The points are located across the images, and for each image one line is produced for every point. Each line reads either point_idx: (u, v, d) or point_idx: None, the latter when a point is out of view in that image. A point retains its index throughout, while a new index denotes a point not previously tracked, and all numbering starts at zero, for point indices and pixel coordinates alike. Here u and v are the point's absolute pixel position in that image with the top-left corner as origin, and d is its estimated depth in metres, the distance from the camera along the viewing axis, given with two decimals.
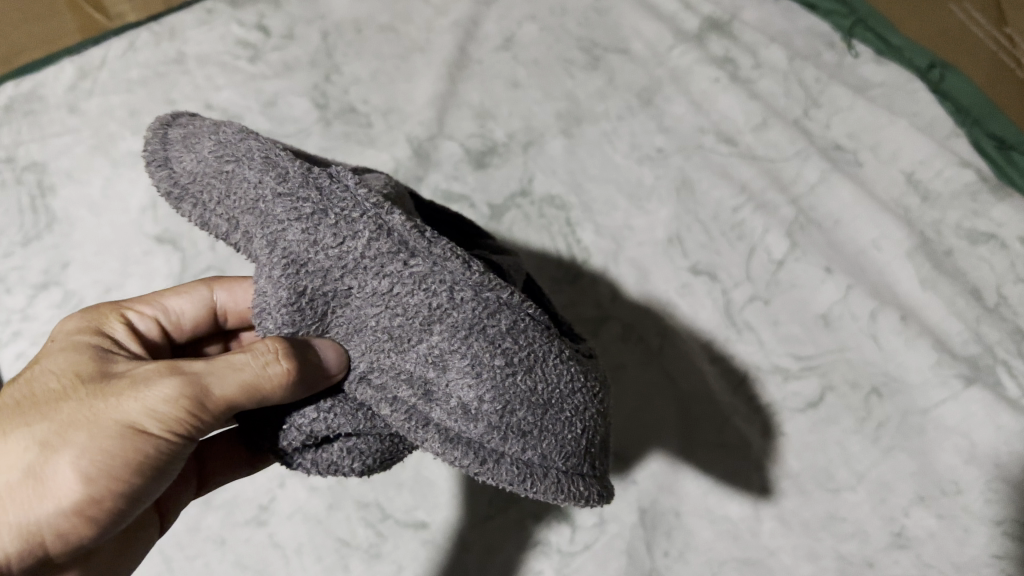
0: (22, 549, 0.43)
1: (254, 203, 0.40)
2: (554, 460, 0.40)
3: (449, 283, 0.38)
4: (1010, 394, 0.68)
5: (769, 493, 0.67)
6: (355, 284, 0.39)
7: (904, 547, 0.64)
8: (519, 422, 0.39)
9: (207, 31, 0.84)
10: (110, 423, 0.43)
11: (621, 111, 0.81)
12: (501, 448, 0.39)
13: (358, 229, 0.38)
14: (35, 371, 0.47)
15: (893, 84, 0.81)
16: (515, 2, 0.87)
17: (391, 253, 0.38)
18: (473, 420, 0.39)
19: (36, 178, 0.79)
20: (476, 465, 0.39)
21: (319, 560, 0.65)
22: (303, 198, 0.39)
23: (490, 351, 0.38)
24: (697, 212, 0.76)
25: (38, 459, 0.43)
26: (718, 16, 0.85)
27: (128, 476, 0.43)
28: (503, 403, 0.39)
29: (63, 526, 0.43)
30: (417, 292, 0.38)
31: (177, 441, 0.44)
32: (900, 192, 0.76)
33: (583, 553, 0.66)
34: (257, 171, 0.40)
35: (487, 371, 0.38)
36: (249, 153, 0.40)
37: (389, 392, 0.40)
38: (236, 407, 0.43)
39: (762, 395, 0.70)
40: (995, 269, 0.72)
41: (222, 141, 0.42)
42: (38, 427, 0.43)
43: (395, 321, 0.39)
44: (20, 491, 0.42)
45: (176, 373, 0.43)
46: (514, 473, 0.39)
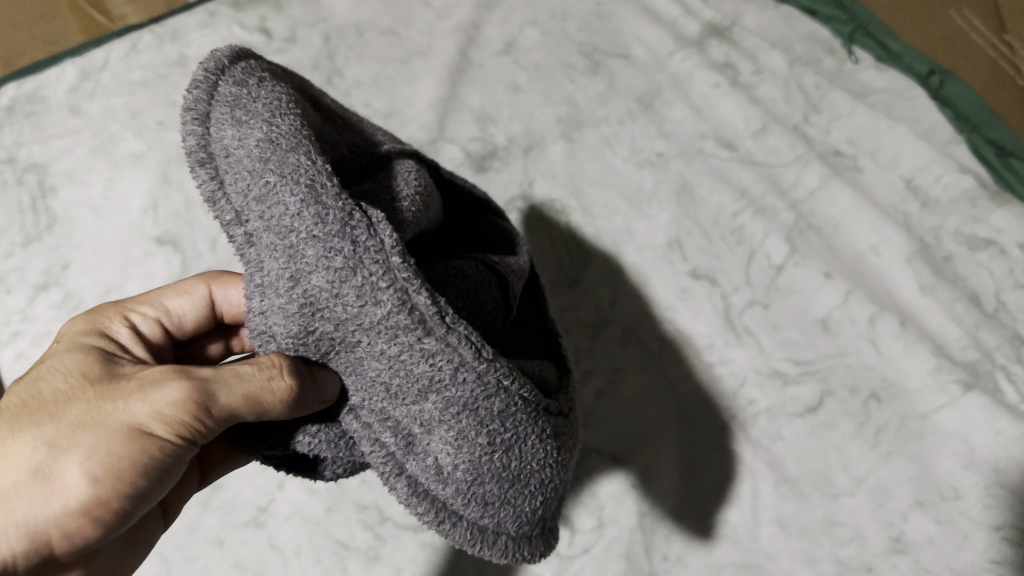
0: (29, 549, 0.43)
1: (282, 228, 0.37)
2: (506, 527, 0.43)
3: (456, 364, 0.37)
4: (1009, 400, 0.68)
5: (769, 498, 0.67)
6: (363, 340, 0.38)
7: (903, 552, 0.64)
8: (485, 494, 0.41)
9: (209, 34, 0.84)
10: (117, 424, 0.43)
11: (621, 116, 0.82)
12: (461, 511, 0.42)
13: (381, 298, 0.36)
14: (42, 371, 0.47)
15: (892, 90, 0.81)
16: (516, 7, 0.87)
17: (408, 328, 0.37)
18: (444, 482, 0.41)
19: (37, 179, 0.79)
20: (434, 523, 0.42)
21: (318, 562, 0.65)
22: (336, 250, 0.36)
23: (477, 430, 0.39)
24: (697, 217, 0.77)
25: (45, 459, 0.43)
26: (719, 22, 0.86)
27: (134, 478, 0.44)
28: (474, 475, 0.40)
29: (69, 527, 0.43)
30: (421, 363, 0.37)
31: (181, 444, 0.44)
32: (900, 198, 0.76)
33: (582, 557, 0.66)
34: (297, 200, 0.37)
35: (468, 446, 0.39)
36: (294, 171, 0.37)
37: (374, 433, 0.42)
38: (240, 415, 0.43)
39: (762, 398, 0.70)
40: (994, 275, 0.72)
41: (271, 140, 0.38)
42: (45, 428, 0.43)
43: (395, 379, 0.39)
44: (26, 492, 0.42)
45: (183, 378, 0.44)
46: (467, 536, 0.42)
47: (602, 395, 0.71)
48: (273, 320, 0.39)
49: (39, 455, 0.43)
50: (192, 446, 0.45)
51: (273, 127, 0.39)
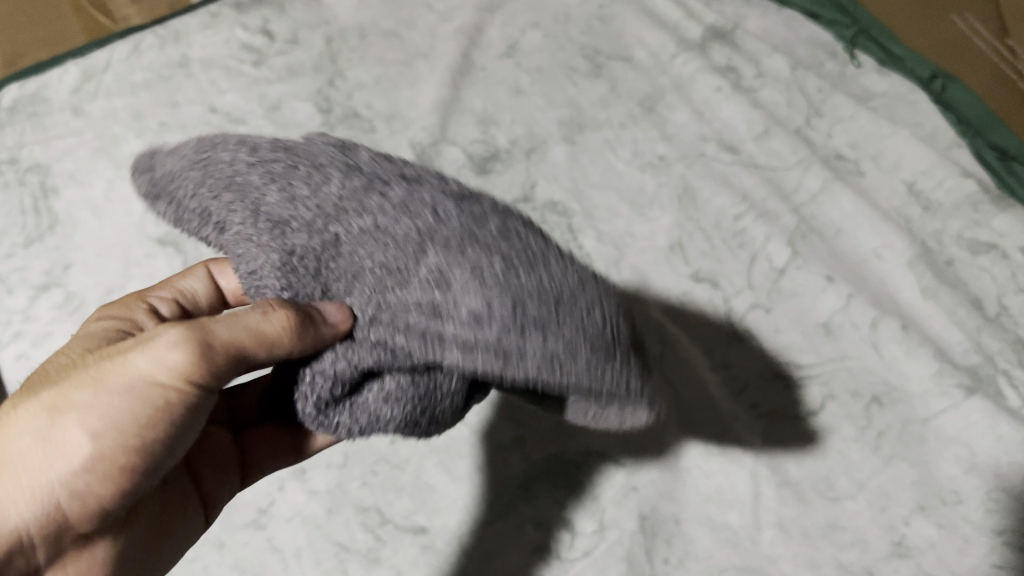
0: (44, 515, 0.44)
1: (231, 181, 0.45)
2: (577, 341, 0.40)
3: (427, 203, 0.42)
4: (1011, 404, 0.68)
5: (770, 502, 0.67)
6: (342, 228, 0.43)
7: (904, 556, 0.64)
8: (534, 314, 0.40)
9: (211, 35, 0.84)
10: (117, 380, 0.43)
11: (623, 119, 0.82)
12: (521, 343, 0.39)
13: (330, 173, 0.43)
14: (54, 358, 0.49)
15: (894, 94, 0.81)
16: (519, 10, 0.87)
17: (366, 187, 0.43)
18: (487, 322, 0.39)
19: (39, 179, 0.79)
20: (498, 362, 0.39)
21: (318, 564, 0.65)
22: (276, 161, 0.44)
23: (487, 257, 0.41)
24: (698, 220, 0.77)
25: (47, 423, 0.43)
26: (721, 25, 0.86)
27: (138, 433, 0.44)
28: (513, 299, 0.40)
29: (78, 488, 0.44)
30: (401, 219, 0.42)
31: (188, 391, 0.44)
32: (902, 202, 0.76)
33: (582, 560, 0.65)
34: (234, 154, 0.46)
35: (489, 274, 0.40)
36: (224, 143, 0.47)
37: (400, 323, 0.41)
38: (242, 354, 0.43)
39: (762, 402, 0.70)
40: (997, 280, 0.72)
41: (200, 143, 0.48)
42: (47, 394, 0.44)
43: (389, 253, 0.41)
44: (30, 458, 0.43)
45: (182, 326, 0.44)
46: (538, 364, 0.39)
47: None
48: (261, 254, 0.45)
49: (41, 421, 0.44)
50: (200, 395, 0.45)
51: (198, 140, 0.49)
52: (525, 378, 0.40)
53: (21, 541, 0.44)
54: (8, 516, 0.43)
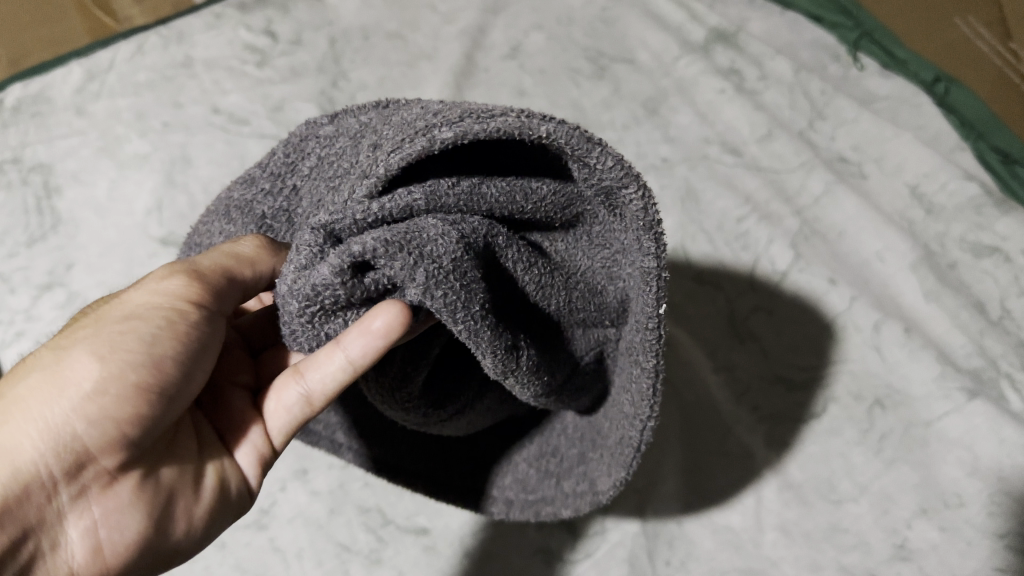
0: (59, 449, 0.41)
1: (212, 219, 0.54)
2: (498, 109, 0.41)
3: (361, 116, 0.47)
4: (1014, 408, 0.68)
5: (772, 504, 0.66)
6: (295, 178, 0.49)
7: (907, 559, 0.64)
8: (453, 112, 0.40)
9: (215, 36, 0.84)
10: (118, 313, 0.44)
11: (627, 121, 0.82)
12: (444, 121, 0.40)
13: (273, 147, 0.50)
14: None
15: (898, 97, 0.81)
16: (522, 11, 0.87)
17: (305, 132, 0.49)
18: (409, 137, 0.40)
19: (42, 179, 0.79)
20: (426, 138, 0.39)
21: (319, 564, 0.65)
22: (235, 181, 0.52)
23: (411, 113, 0.43)
24: (701, 222, 0.77)
25: (52, 359, 0.42)
26: (724, 27, 0.86)
27: (146, 348, 0.42)
28: (434, 117, 0.41)
29: (88, 409, 0.41)
30: (342, 138, 0.47)
31: (188, 313, 0.45)
32: (904, 205, 0.76)
33: (584, 562, 0.65)
34: (209, 210, 0.55)
35: (415, 116, 0.42)
36: (201, 216, 0.56)
37: (349, 188, 0.41)
38: (229, 270, 0.47)
39: (765, 405, 0.70)
40: (999, 283, 0.72)
41: (188, 238, 0.58)
42: (47, 343, 0.44)
43: (334, 163, 0.46)
44: (35, 389, 0.41)
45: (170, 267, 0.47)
46: (458, 118, 0.39)
47: None
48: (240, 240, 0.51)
49: (44, 359, 0.42)
50: (195, 323, 0.45)
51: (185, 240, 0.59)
52: (455, 139, 0.39)
53: (31, 482, 0.40)
54: (15, 452, 0.40)
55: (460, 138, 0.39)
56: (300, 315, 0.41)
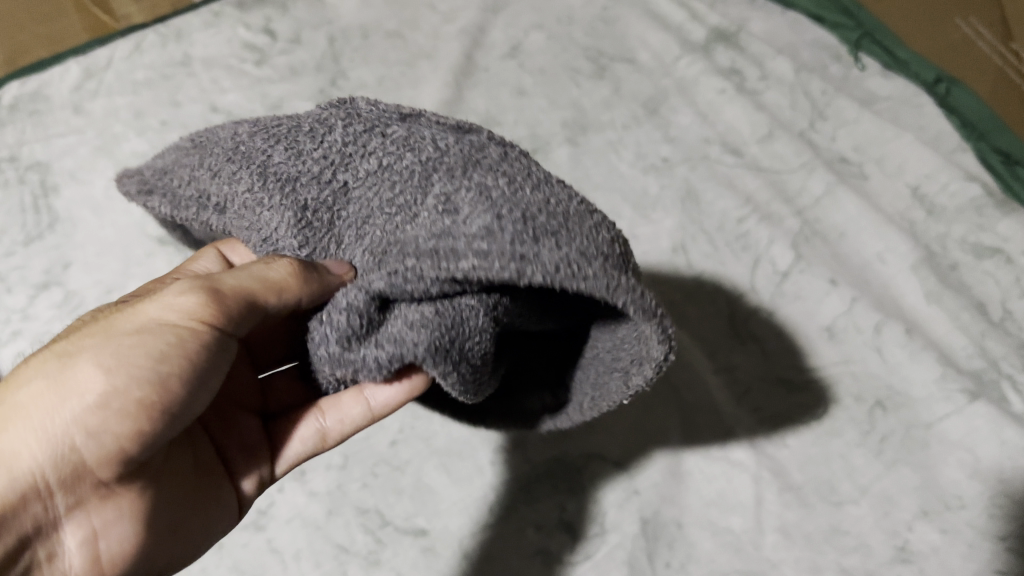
0: (58, 457, 0.42)
1: (231, 150, 0.47)
2: (588, 246, 0.41)
3: (430, 137, 0.45)
4: (1015, 409, 0.67)
5: (772, 506, 0.66)
6: (349, 177, 0.45)
7: (908, 561, 0.63)
8: (542, 224, 0.41)
9: (213, 34, 0.84)
10: (129, 324, 0.43)
11: (627, 120, 0.81)
12: (533, 246, 0.40)
13: (331, 123, 0.45)
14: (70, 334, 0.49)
15: (899, 98, 0.81)
16: (522, 11, 0.87)
17: (368, 129, 0.45)
18: (489, 233, 0.41)
19: (39, 177, 0.78)
20: (512, 262, 0.40)
21: (317, 565, 0.64)
22: (275, 125, 0.46)
23: (488, 183, 0.43)
24: (701, 222, 0.76)
25: (60, 366, 0.42)
26: (725, 27, 0.85)
27: (150, 366, 0.42)
28: (520, 216, 0.41)
29: (88, 423, 0.41)
30: (406, 155, 0.44)
31: (200, 331, 0.43)
32: (905, 206, 0.76)
33: (584, 564, 0.64)
34: (231, 133, 0.48)
35: (494, 194, 0.42)
36: (221, 133, 0.50)
37: (410, 251, 0.42)
38: (250, 293, 0.43)
39: (765, 406, 0.69)
40: (1001, 285, 0.72)
41: (200, 141, 0.51)
42: (59, 345, 0.44)
43: (396, 189, 0.44)
44: (38, 396, 0.41)
45: (194, 279, 0.45)
46: (552, 262, 0.40)
47: None
48: (269, 213, 0.45)
49: (49, 364, 0.42)
50: (207, 342, 0.43)
51: (195, 139, 0.52)
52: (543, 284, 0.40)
53: (30, 489, 0.41)
54: (14, 458, 0.41)
55: (543, 283, 0.40)
56: (332, 375, 0.44)
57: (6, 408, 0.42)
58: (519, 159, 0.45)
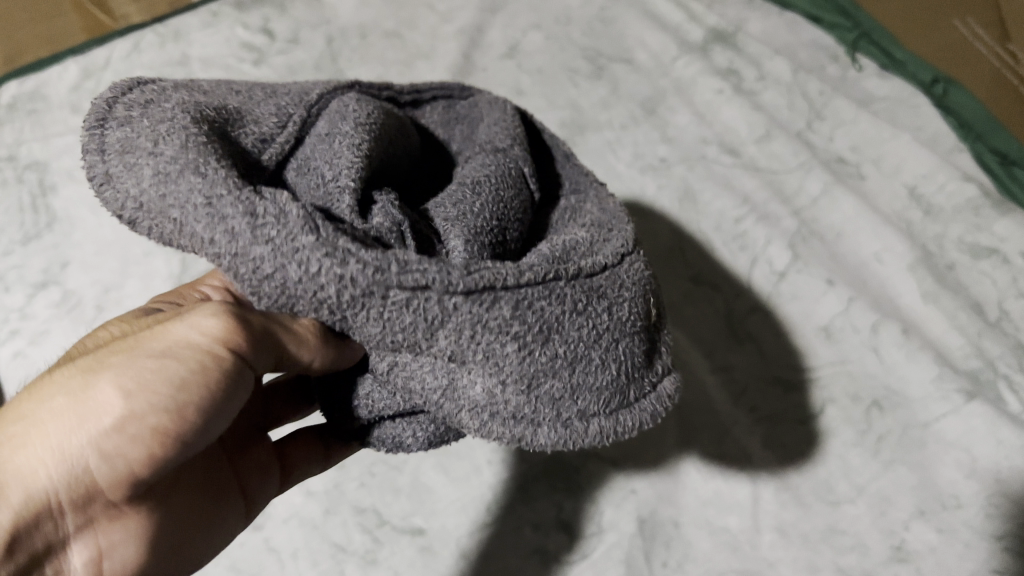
0: (72, 480, 0.37)
1: (214, 261, 0.38)
2: (593, 408, 0.40)
3: (436, 295, 0.37)
4: (1011, 409, 0.68)
5: (769, 505, 0.66)
6: (347, 320, 0.39)
7: (904, 561, 0.64)
8: (550, 389, 0.39)
9: (212, 34, 0.84)
10: (156, 345, 0.38)
11: (625, 121, 0.82)
12: (536, 414, 0.39)
13: (321, 285, 0.36)
14: (90, 338, 0.44)
15: (896, 98, 0.81)
16: (520, 11, 0.87)
17: (363, 294, 0.37)
18: (495, 407, 0.39)
19: (37, 177, 0.78)
20: (515, 439, 0.40)
21: (314, 564, 0.64)
22: (257, 256, 0.36)
23: (500, 340, 0.38)
24: (699, 222, 0.76)
25: (80, 382, 0.37)
26: (723, 28, 0.86)
27: (172, 392, 0.36)
28: (526, 382, 0.39)
29: (102, 446, 0.36)
30: (406, 314, 0.38)
31: (228, 363, 0.38)
32: (902, 206, 0.76)
33: (581, 563, 0.64)
34: (204, 226, 0.37)
35: (502, 361, 0.39)
36: (189, 201, 0.38)
37: (410, 390, 0.41)
38: (276, 338, 0.39)
39: (763, 405, 0.69)
40: (997, 285, 0.72)
41: (162, 176, 0.38)
42: (82, 360, 0.39)
43: (399, 339, 0.39)
44: (58, 414, 0.37)
45: (225, 306, 0.40)
46: (554, 437, 0.40)
47: None
48: None
49: (73, 379, 0.38)
50: (232, 376, 0.39)
51: (157, 159, 0.39)
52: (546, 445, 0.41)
53: (39, 511, 0.37)
54: (29, 478, 0.36)
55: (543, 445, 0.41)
56: None
57: (20, 423, 0.38)
58: (533, 304, 0.39)
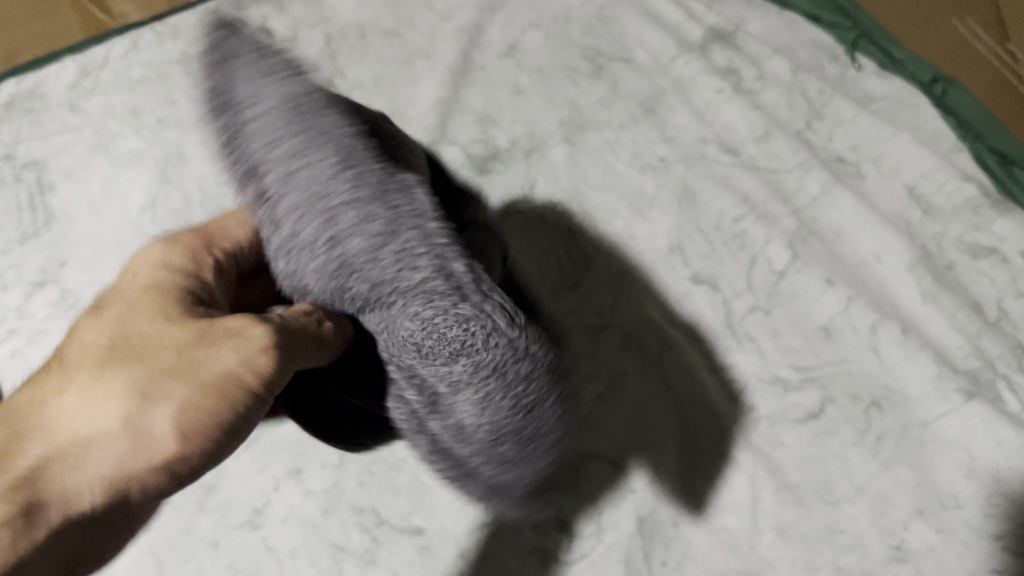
0: (109, 492, 0.44)
1: None
2: None
3: None
4: (1011, 409, 0.68)
5: (768, 505, 0.66)
6: None
7: (902, 560, 0.64)
8: None
9: (210, 32, 0.84)
10: (198, 378, 0.45)
11: (624, 120, 0.81)
12: None
13: None
14: (122, 319, 0.49)
15: (895, 98, 0.81)
16: (520, 9, 0.87)
17: None
18: None
19: (36, 176, 0.78)
20: None
21: (313, 564, 0.64)
22: None
23: None
24: (698, 222, 0.76)
25: (136, 410, 0.45)
26: (722, 27, 0.85)
27: (214, 434, 0.45)
28: None
29: (132, 470, 0.44)
30: None
31: (254, 401, 0.46)
32: (902, 206, 0.76)
33: (580, 563, 0.65)
34: None
35: None
36: None
37: None
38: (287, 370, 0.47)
39: (763, 405, 0.69)
40: (996, 284, 0.72)
41: None
42: (134, 378, 0.45)
43: None
44: (114, 430, 0.44)
45: (253, 339, 0.46)
46: None
47: (602, 400, 0.70)
48: None
49: (129, 401, 0.45)
50: (264, 402, 0.47)
51: None
52: None
53: (76, 512, 0.43)
54: (78, 488, 0.44)
55: None
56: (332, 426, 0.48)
57: (79, 439, 0.45)
58: None
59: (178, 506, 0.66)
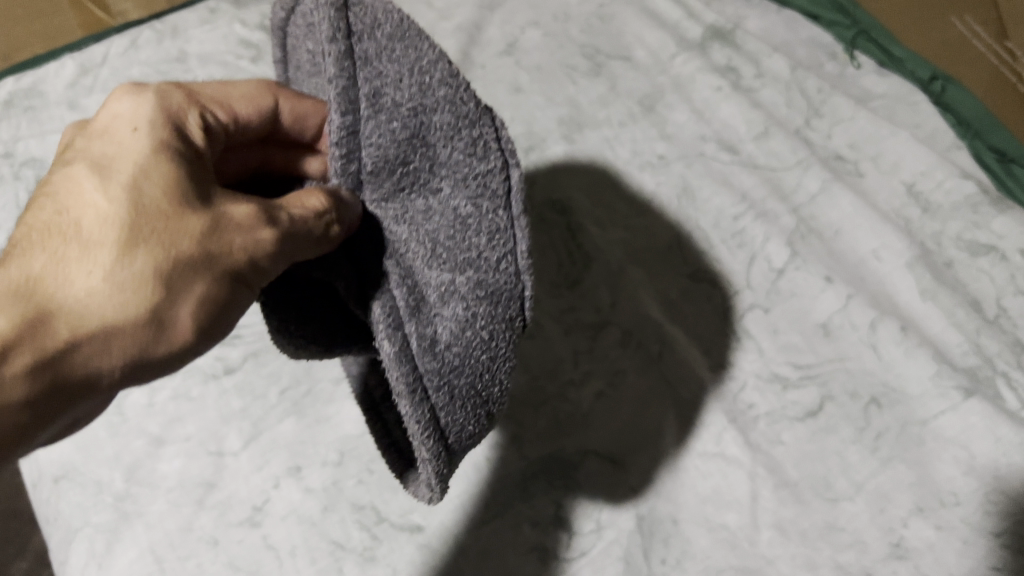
0: (120, 373, 0.41)
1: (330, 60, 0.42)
2: None
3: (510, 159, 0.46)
4: (1010, 407, 0.68)
5: (768, 502, 0.66)
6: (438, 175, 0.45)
7: (903, 558, 0.64)
8: None
9: (209, 30, 0.84)
10: (221, 265, 0.42)
11: (623, 118, 0.81)
12: None
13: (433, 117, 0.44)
14: (107, 180, 0.41)
15: (894, 96, 0.81)
16: (518, 8, 0.87)
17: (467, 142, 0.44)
18: None
19: (34, 174, 0.78)
20: None
21: (313, 562, 0.63)
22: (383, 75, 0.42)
23: None
24: (697, 220, 0.76)
25: (157, 297, 0.40)
26: (721, 25, 0.85)
27: (223, 314, 0.43)
28: None
29: (148, 356, 0.41)
30: (489, 170, 0.45)
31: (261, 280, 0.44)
32: (901, 204, 0.76)
33: (580, 560, 0.65)
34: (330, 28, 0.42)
35: None
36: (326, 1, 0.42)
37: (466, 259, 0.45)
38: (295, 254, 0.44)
39: (762, 403, 0.69)
40: (996, 282, 0.73)
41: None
42: (140, 261, 0.40)
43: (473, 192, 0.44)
44: (120, 314, 0.39)
45: (272, 221, 0.43)
46: None
47: (601, 398, 0.70)
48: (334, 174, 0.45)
49: (141, 284, 0.40)
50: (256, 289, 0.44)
51: None
52: None
53: (76, 396, 0.39)
54: (93, 371, 0.40)
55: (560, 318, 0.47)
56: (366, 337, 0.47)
57: (70, 318, 0.39)
58: None
59: (176, 505, 0.65)
